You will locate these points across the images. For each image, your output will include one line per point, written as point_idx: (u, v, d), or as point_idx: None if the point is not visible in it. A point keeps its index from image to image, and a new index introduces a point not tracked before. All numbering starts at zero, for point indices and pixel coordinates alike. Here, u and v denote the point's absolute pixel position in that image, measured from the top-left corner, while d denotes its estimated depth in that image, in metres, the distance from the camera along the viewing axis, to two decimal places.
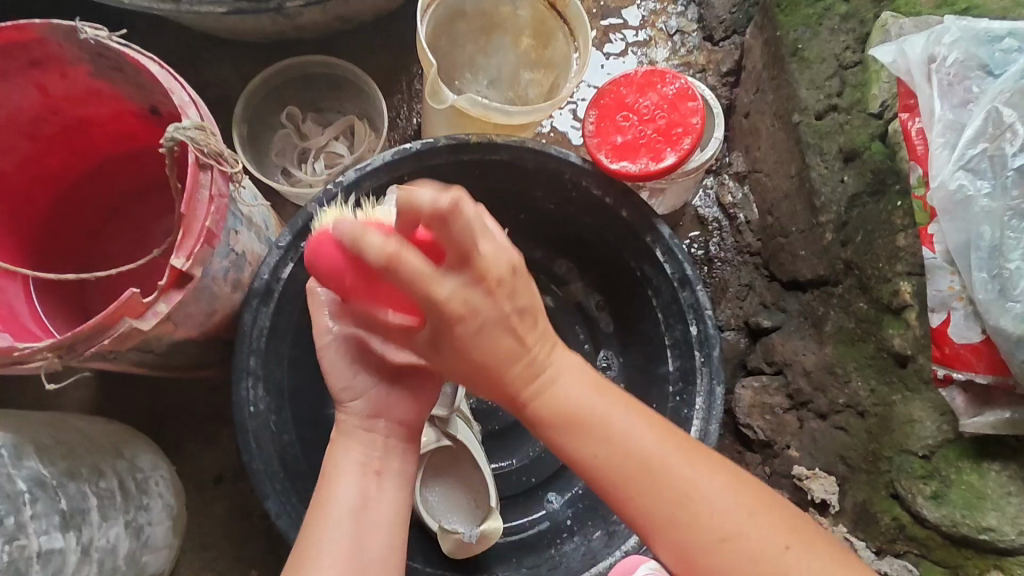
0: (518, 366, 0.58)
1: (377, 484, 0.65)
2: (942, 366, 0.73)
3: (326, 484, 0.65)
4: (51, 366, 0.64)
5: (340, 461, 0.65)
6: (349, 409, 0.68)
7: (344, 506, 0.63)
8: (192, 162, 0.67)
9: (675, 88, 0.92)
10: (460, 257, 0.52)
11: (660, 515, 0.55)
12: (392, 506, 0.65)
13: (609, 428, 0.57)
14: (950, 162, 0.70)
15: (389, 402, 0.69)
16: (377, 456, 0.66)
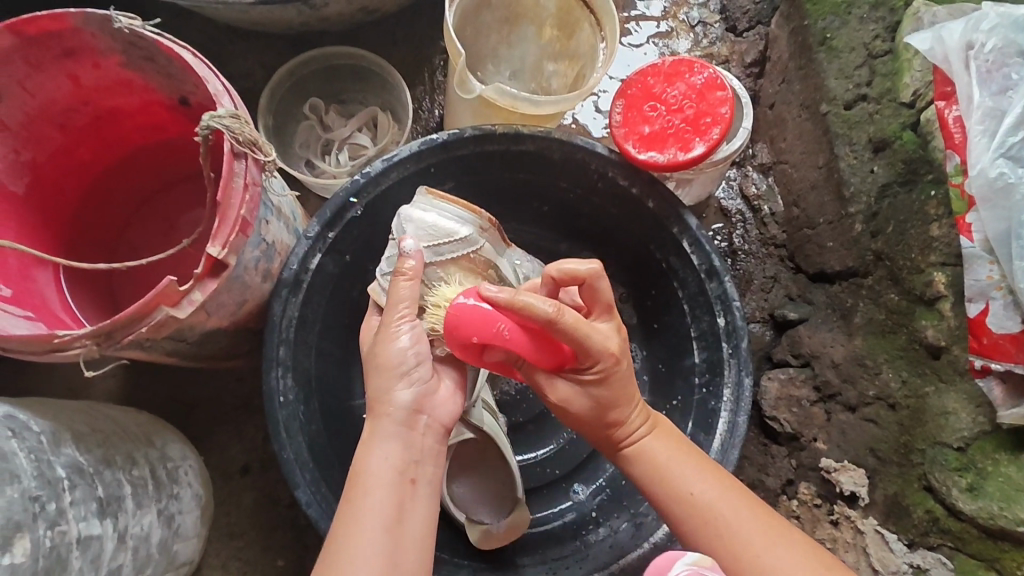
0: (631, 414, 0.72)
1: (412, 493, 0.62)
2: (980, 357, 0.72)
3: (353, 494, 0.61)
4: (90, 354, 0.64)
5: (373, 468, 0.62)
6: (397, 399, 0.65)
7: (377, 517, 0.59)
8: (226, 151, 0.67)
9: (703, 78, 0.91)
10: (605, 310, 0.68)
11: (714, 548, 0.66)
12: (426, 517, 0.62)
13: (680, 478, 0.69)
14: (989, 150, 0.69)
15: (432, 400, 0.68)
16: (413, 462, 0.64)
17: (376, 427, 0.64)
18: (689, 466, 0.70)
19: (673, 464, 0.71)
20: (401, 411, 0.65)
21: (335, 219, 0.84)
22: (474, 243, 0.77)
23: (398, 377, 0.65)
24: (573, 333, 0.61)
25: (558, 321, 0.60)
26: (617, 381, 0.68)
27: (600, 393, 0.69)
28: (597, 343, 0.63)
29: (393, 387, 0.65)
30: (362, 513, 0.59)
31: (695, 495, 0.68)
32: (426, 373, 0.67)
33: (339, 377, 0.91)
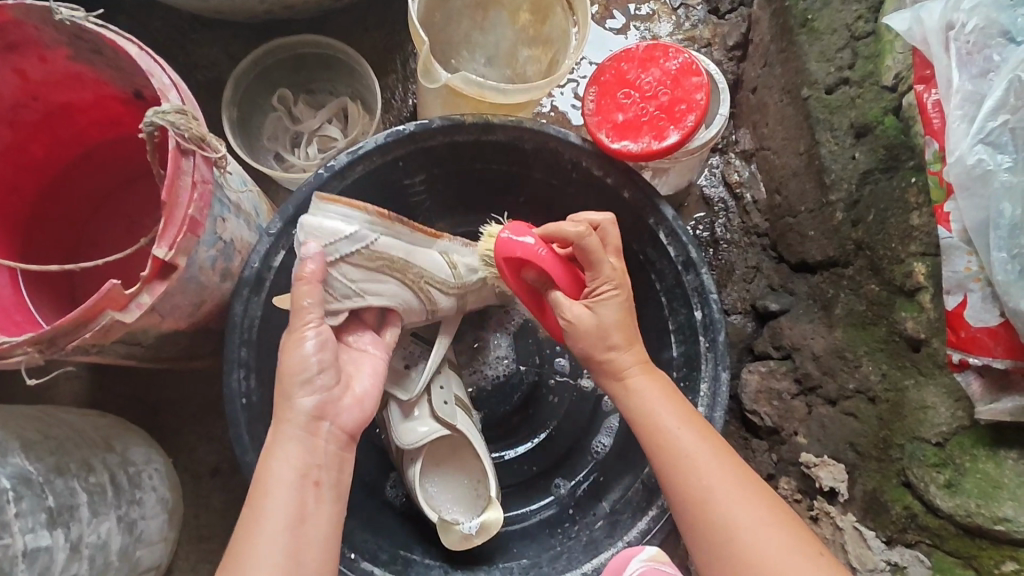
0: (622, 358, 0.73)
1: (316, 495, 0.62)
2: (958, 351, 0.70)
3: (256, 497, 0.61)
4: (33, 361, 0.62)
5: (274, 470, 0.62)
6: (299, 406, 0.65)
7: (279, 521, 0.59)
8: (172, 148, 0.64)
9: (678, 62, 0.88)
10: (614, 249, 0.74)
11: (692, 512, 0.64)
12: (328, 521, 0.62)
13: (662, 419, 0.69)
14: (968, 136, 0.66)
15: (336, 406, 0.68)
16: (316, 465, 0.64)
17: (276, 433, 0.65)
18: (694, 445, 0.67)
19: (659, 409, 0.70)
20: (304, 416, 0.65)
21: (298, 214, 0.81)
22: (366, 240, 0.74)
23: (299, 386, 0.65)
24: (581, 255, 0.71)
25: (582, 243, 0.70)
26: (617, 301, 0.73)
27: (605, 313, 0.72)
28: (603, 265, 0.71)
29: (294, 395, 0.65)
30: (263, 515, 0.59)
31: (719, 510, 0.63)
32: (329, 380, 0.67)
33: None
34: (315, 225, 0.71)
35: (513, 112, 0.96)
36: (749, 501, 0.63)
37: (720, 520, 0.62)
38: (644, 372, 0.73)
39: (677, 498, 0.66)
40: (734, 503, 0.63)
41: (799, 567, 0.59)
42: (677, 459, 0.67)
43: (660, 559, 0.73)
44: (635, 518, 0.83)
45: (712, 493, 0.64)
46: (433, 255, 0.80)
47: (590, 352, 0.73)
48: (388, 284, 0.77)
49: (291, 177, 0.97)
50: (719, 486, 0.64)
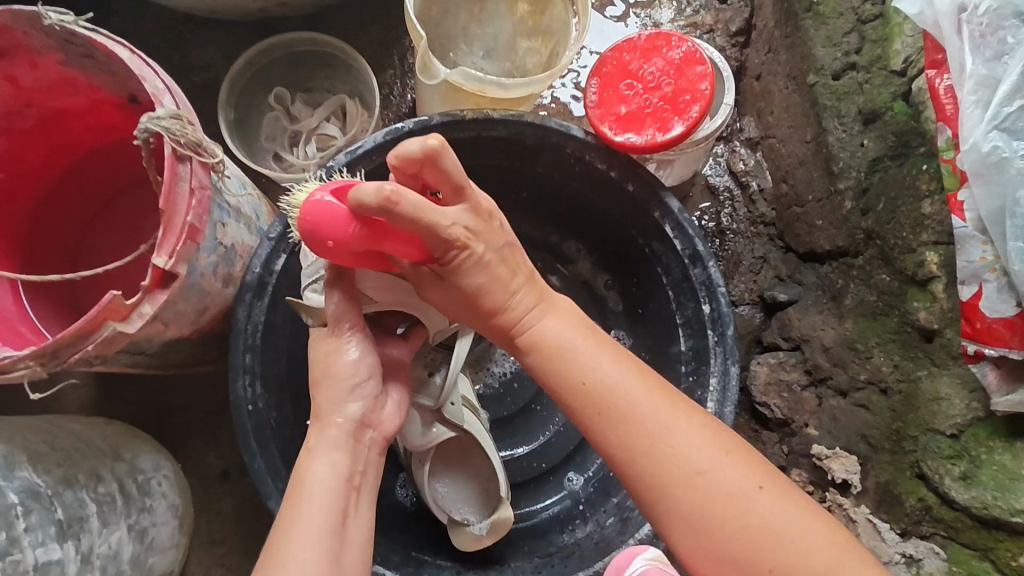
0: (523, 296, 0.63)
1: (356, 501, 0.62)
2: (972, 341, 0.68)
3: (296, 498, 0.60)
4: (35, 375, 0.61)
5: (317, 474, 0.61)
6: (346, 412, 0.64)
7: (322, 523, 0.58)
8: (169, 154, 0.63)
9: (681, 52, 0.86)
10: (455, 190, 0.59)
11: (633, 452, 0.58)
12: (366, 527, 0.62)
13: (575, 356, 0.61)
14: (982, 122, 0.64)
15: (377, 412, 0.67)
16: (358, 471, 0.63)
17: (320, 435, 0.63)
18: (626, 378, 0.60)
19: (587, 352, 0.61)
20: (349, 423, 0.64)
21: None
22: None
23: (347, 393, 0.65)
24: (415, 215, 0.55)
25: (392, 209, 0.54)
26: (481, 266, 0.61)
27: (471, 281, 0.62)
28: (442, 229, 0.57)
29: (342, 400, 0.64)
30: (305, 515, 0.58)
31: (666, 456, 0.58)
32: (373, 388, 0.67)
33: None
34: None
35: (512, 105, 0.93)
36: (704, 438, 0.58)
37: (661, 452, 0.58)
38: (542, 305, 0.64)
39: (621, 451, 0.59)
40: (684, 446, 0.58)
41: (750, 499, 0.56)
42: (617, 409, 0.59)
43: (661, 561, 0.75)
44: None
45: (660, 435, 0.58)
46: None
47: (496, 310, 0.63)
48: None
49: (290, 177, 0.96)
50: (662, 432, 0.58)
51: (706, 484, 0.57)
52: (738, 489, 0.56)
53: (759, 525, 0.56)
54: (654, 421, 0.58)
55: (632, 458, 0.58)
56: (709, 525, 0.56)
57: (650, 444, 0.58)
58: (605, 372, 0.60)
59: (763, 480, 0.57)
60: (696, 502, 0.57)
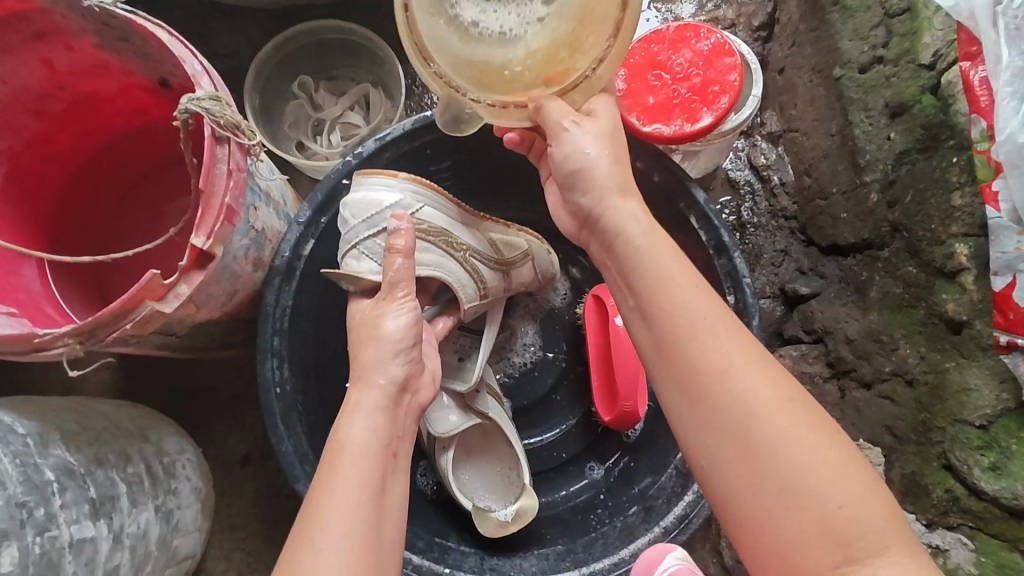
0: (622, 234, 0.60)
1: (393, 468, 0.59)
2: (1005, 332, 0.68)
3: (332, 464, 0.57)
4: (73, 353, 0.61)
5: (355, 437, 0.58)
6: (390, 372, 0.63)
7: (361, 492, 0.55)
8: (208, 135, 0.63)
9: (709, 44, 0.86)
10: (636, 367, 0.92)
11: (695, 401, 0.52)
12: (401, 497, 0.58)
13: (650, 291, 0.56)
14: (1018, 113, 0.65)
15: (415, 374, 0.66)
16: (395, 437, 0.61)
17: (359, 395, 0.61)
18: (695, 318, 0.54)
19: (708, 325, 0.53)
20: (390, 384, 0.62)
21: (327, 203, 0.80)
22: (410, 207, 0.74)
23: (392, 352, 0.64)
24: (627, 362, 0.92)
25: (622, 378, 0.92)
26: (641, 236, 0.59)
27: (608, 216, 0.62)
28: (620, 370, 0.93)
29: (386, 359, 0.63)
30: (344, 482, 0.55)
31: (734, 406, 0.51)
32: (417, 353, 0.66)
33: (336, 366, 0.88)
34: (359, 198, 0.73)
35: (562, 79, 0.59)
36: (808, 428, 0.50)
37: (725, 398, 0.51)
38: (669, 257, 0.58)
39: (689, 394, 0.53)
40: (752, 390, 0.51)
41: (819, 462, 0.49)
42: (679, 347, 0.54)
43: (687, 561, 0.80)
44: (670, 503, 0.84)
45: (727, 379, 0.51)
46: (473, 233, 0.81)
47: (653, 256, 0.58)
48: (434, 254, 0.76)
49: (314, 165, 0.96)
50: (733, 378, 0.51)
51: (793, 477, 0.49)
52: (805, 450, 0.49)
53: (796, 495, 0.48)
54: (756, 397, 0.51)
55: (726, 446, 0.51)
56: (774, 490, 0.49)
57: (747, 426, 0.50)
58: (668, 286, 0.56)
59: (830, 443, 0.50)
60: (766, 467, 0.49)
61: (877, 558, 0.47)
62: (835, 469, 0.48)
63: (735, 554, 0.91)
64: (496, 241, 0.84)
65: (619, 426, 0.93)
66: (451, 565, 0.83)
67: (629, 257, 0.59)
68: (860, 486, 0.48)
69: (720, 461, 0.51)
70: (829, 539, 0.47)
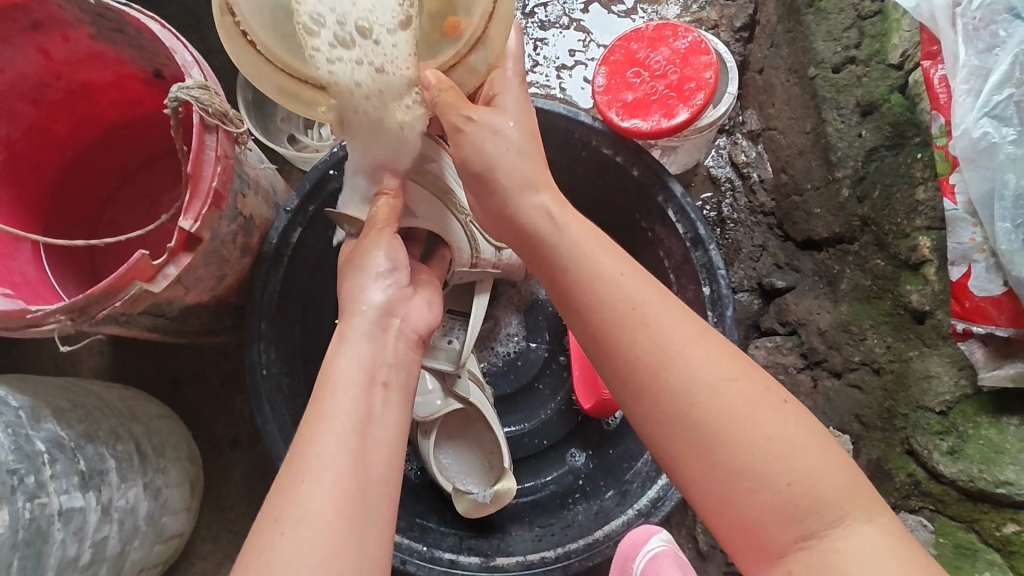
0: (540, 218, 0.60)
1: (384, 397, 0.56)
2: (961, 320, 0.71)
3: (321, 397, 0.55)
4: (64, 329, 0.64)
5: (338, 371, 0.56)
6: (370, 298, 0.61)
7: (345, 423, 0.52)
8: (196, 122, 0.65)
9: (687, 42, 0.89)
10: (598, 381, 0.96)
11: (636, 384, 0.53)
12: (396, 424, 0.56)
13: (585, 275, 0.56)
14: (973, 110, 0.68)
15: (404, 299, 0.63)
16: (384, 366, 0.58)
17: (344, 329, 0.60)
18: (633, 300, 0.54)
19: (647, 317, 0.54)
20: (372, 308, 0.60)
21: (314, 191, 0.83)
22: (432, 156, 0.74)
23: (372, 279, 0.62)
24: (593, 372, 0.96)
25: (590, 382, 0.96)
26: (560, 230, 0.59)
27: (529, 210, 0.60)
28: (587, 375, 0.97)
29: (366, 285, 0.62)
30: (328, 411, 0.53)
31: (678, 387, 0.51)
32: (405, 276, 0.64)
33: (322, 352, 0.91)
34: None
35: (456, 32, 0.61)
36: (755, 407, 0.51)
37: (667, 385, 0.52)
38: (599, 248, 0.57)
39: (634, 382, 0.53)
40: (694, 373, 0.51)
41: (765, 437, 0.50)
42: (617, 330, 0.54)
43: (671, 541, 0.84)
44: (645, 487, 0.86)
45: (669, 365, 0.52)
46: (477, 205, 0.83)
47: (581, 250, 0.57)
48: (441, 211, 0.75)
49: (304, 156, 0.98)
50: (675, 364, 0.52)
51: (743, 464, 0.50)
52: (751, 427, 0.50)
53: (747, 475, 0.50)
54: (698, 384, 0.51)
55: (675, 436, 0.52)
56: (719, 469, 0.50)
57: (697, 417, 0.51)
58: (601, 277, 0.56)
59: (777, 417, 0.51)
60: (711, 447, 0.50)
61: (836, 530, 0.48)
62: (784, 446, 0.49)
63: (710, 540, 0.93)
64: None
65: (601, 413, 0.95)
66: (431, 545, 0.84)
67: (553, 257, 0.58)
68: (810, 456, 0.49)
69: (674, 447, 0.52)
70: (777, 506, 0.49)
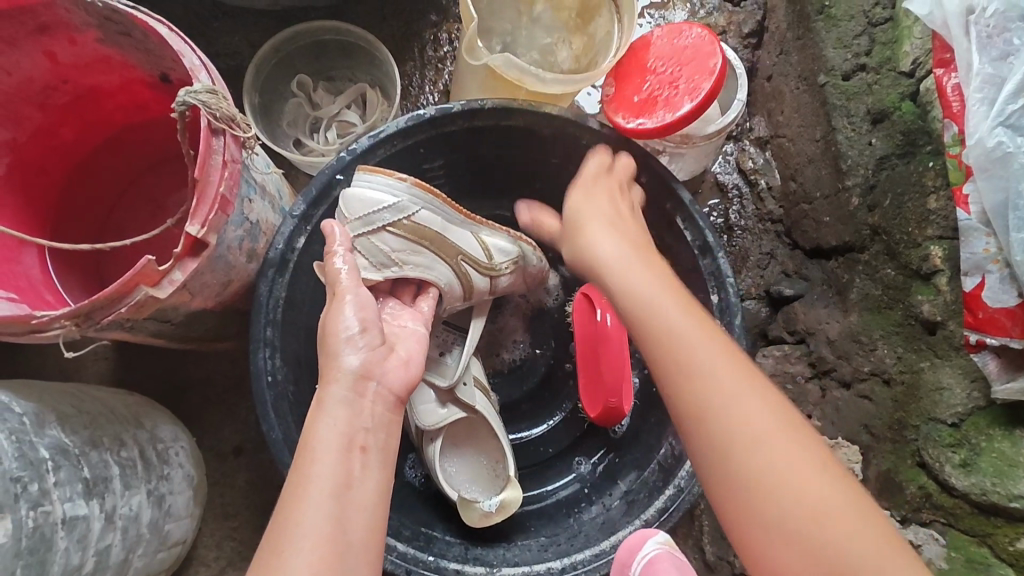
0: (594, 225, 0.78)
1: (363, 461, 0.58)
2: (974, 331, 0.70)
3: (302, 462, 0.57)
4: (70, 334, 0.63)
5: (320, 434, 0.58)
6: (345, 363, 0.62)
7: (326, 486, 0.55)
8: (203, 127, 0.65)
9: (692, 37, 0.87)
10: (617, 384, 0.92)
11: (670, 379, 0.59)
12: (376, 486, 0.57)
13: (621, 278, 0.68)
14: (987, 118, 0.67)
15: (379, 362, 0.65)
16: (362, 428, 0.60)
17: (323, 394, 0.61)
18: (659, 302, 0.63)
19: (658, 301, 0.64)
20: (349, 373, 0.62)
21: (321, 197, 0.82)
22: (409, 210, 0.76)
23: (343, 344, 0.63)
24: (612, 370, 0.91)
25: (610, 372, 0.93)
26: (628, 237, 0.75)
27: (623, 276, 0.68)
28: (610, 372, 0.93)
29: (340, 352, 0.63)
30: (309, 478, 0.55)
31: (699, 384, 0.57)
32: (376, 342, 0.66)
33: None
34: (358, 196, 0.74)
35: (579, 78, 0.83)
36: (765, 413, 0.55)
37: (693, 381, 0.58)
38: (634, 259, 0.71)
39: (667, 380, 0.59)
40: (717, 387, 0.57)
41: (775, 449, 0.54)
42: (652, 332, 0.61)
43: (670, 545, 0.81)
44: (652, 497, 0.85)
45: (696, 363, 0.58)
46: (468, 235, 0.82)
47: (613, 264, 0.71)
48: (423, 256, 0.78)
49: (310, 161, 0.98)
50: (697, 361, 0.58)
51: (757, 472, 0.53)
52: (760, 441, 0.54)
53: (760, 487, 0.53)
54: (715, 394, 0.56)
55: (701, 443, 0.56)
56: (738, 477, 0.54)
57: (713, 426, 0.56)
58: (629, 265, 0.69)
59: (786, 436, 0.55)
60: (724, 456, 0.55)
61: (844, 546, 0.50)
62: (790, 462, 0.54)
63: (718, 551, 0.92)
64: (489, 244, 0.84)
65: (603, 422, 0.93)
66: (436, 553, 0.83)
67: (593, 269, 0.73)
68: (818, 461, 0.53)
69: (695, 440, 0.57)
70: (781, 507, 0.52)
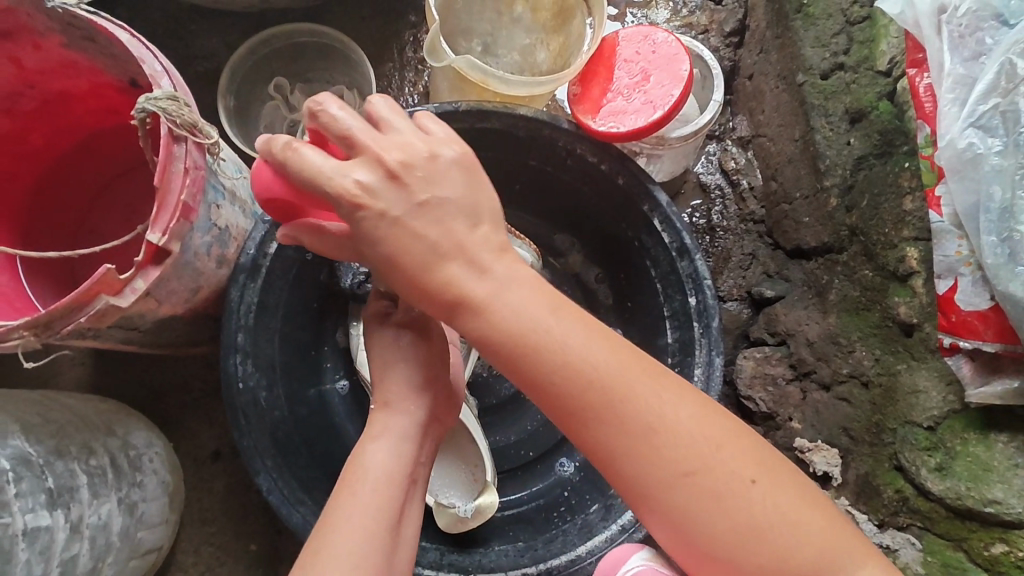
0: (519, 289, 0.57)
1: (413, 492, 0.66)
2: (948, 334, 0.69)
3: (356, 482, 0.63)
4: (30, 344, 0.63)
5: (382, 463, 0.64)
6: (415, 403, 0.70)
7: (381, 513, 0.61)
8: (164, 134, 0.64)
9: (662, 39, 0.89)
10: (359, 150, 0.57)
11: (616, 444, 0.56)
12: (417, 514, 0.67)
13: (563, 350, 0.55)
14: (959, 119, 0.66)
15: (437, 402, 0.72)
16: (420, 463, 0.68)
17: (386, 425, 0.68)
18: (618, 372, 0.56)
19: (625, 385, 0.55)
20: (418, 414, 0.69)
21: None
22: None
23: (414, 385, 0.70)
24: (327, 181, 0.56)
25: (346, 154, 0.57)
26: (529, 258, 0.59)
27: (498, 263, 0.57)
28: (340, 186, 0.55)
29: (412, 392, 0.70)
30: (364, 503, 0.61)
31: (667, 448, 0.55)
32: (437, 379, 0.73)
33: (302, 363, 0.90)
34: None
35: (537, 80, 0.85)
36: (699, 431, 0.56)
37: (652, 455, 0.55)
38: (574, 321, 0.57)
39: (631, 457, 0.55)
40: (673, 435, 0.55)
41: (738, 491, 0.54)
42: (601, 400, 0.55)
43: None
44: None
45: (660, 440, 0.55)
46: None
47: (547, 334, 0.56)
48: None
49: None
50: (662, 437, 0.55)
51: (706, 494, 0.55)
52: (718, 476, 0.55)
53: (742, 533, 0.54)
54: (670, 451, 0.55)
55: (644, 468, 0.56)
56: (690, 502, 0.55)
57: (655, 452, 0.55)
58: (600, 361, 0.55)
59: (758, 480, 0.55)
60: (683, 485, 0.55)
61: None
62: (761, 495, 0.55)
63: None
64: None
65: None
66: None
67: (549, 352, 0.55)
68: (727, 451, 0.55)
69: (635, 471, 0.56)
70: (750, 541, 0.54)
